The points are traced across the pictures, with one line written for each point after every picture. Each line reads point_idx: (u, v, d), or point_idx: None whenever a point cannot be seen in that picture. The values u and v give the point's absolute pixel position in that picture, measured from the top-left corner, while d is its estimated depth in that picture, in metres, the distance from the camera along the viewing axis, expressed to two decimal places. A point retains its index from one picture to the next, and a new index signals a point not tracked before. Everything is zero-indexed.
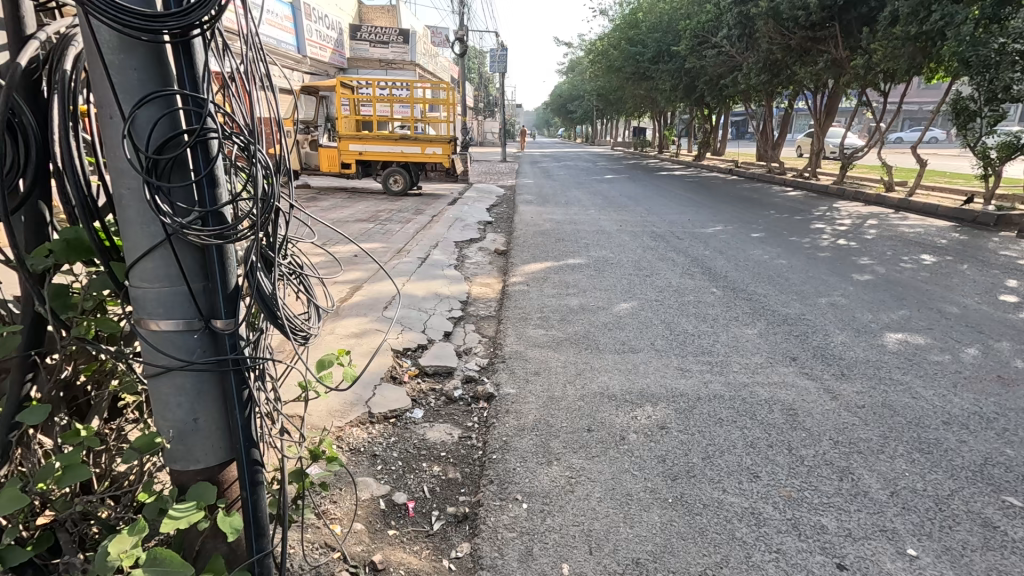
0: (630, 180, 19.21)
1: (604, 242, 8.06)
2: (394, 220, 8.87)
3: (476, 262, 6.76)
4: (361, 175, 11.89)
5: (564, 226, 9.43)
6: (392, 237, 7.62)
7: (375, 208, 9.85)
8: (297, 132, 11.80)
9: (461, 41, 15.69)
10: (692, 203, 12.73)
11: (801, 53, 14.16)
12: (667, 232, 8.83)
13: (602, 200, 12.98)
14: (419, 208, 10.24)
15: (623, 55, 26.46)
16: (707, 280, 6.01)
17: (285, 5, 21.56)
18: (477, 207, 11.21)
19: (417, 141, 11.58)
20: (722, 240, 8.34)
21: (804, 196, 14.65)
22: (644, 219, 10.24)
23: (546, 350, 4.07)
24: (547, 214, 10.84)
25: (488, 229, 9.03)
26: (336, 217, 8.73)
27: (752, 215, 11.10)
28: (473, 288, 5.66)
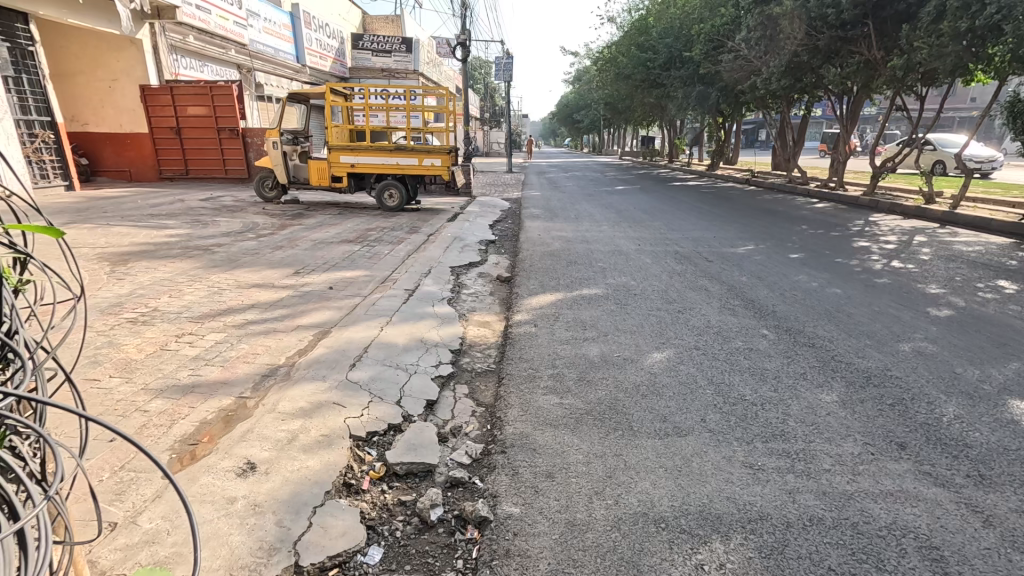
0: (643, 191, 18.22)
1: (624, 266, 7.04)
2: (385, 241, 7.90)
3: (474, 293, 5.76)
4: (353, 189, 10.92)
5: (576, 245, 8.43)
6: (380, 261, 6.64)
7: (366, 226, 8.91)
8: (284, 143, 10.91)
9: (462, 45, 14.54)
10: (715, 217, 11.68)
11: (829, 55, 13.16)
12: (693, 253, 7.80)
13: (615, 214, 11.98)
14: (414, 226, 9.29)
15: (632, 62, 25.61)
16: (752, 317, 4.97)
17: (283, 12, 20.87)
18: (479, 224, 10.24)
19: (414, 153, 10.57)
20: (759, 263, 7.29)
21: (833, 208, 13.55)
22: (666, 236, 9.22)
23: (562, 430, 3.02)
24: (557, 231, 9.85)
25: (490, 250, 8.04)
26: (321, 238, 7.81)
27: (784, 231, 10.05)
28: (467, 330, 4.62)
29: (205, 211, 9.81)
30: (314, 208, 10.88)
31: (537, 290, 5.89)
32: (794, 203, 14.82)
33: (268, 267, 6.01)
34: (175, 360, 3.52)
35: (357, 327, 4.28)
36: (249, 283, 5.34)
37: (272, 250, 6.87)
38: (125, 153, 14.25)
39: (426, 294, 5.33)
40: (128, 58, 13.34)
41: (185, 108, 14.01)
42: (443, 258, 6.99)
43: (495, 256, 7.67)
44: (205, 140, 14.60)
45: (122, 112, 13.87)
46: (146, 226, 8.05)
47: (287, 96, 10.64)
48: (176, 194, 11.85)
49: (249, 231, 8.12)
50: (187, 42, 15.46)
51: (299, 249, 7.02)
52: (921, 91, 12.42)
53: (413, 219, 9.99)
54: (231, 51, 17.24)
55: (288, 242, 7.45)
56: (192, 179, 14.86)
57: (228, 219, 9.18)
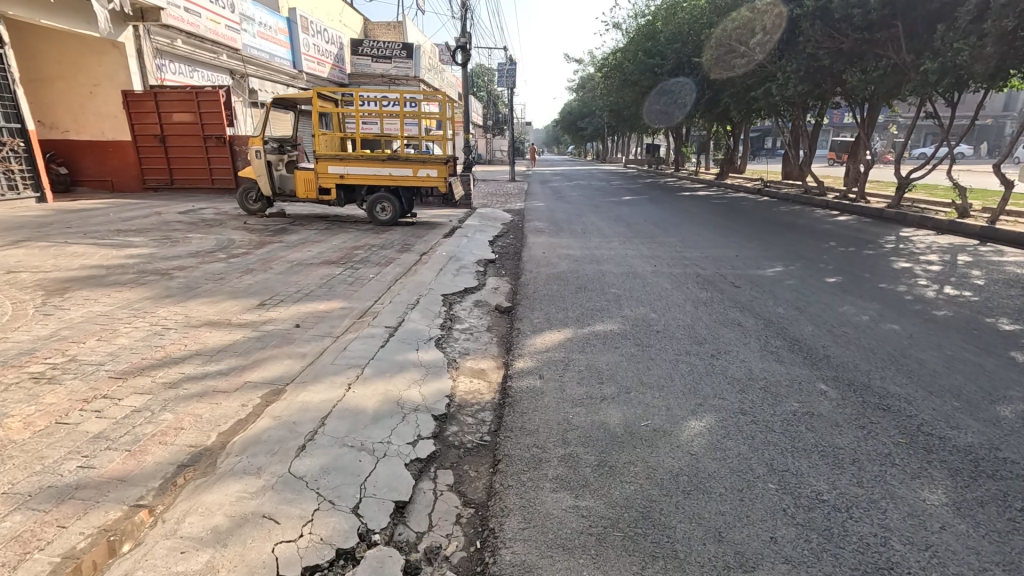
0: (652, 202, 17.40)
1: (641, 292, 6.19)
2: (372, 262, 7.08)
3: (470, 330, 4.92)
4: (342, 202, 10.10)
5: (585, 266, 7.60)
6: (362, 289, 5.80)
7: (353, 244, 8.10)
8: (269, 152, 10.14)
9: (462, 49, 13.80)
10: (733, 233, 10.83)
11: (852, 59, 12.35)
12: (717, 277, 6.96)
13: (625, 229, 11.16)
14: (407, 243, 8.47)
15: (639, 68, 24.91)
16: (803, 365, 4.11)
17: (279, 16, 20.27)
18: (479, 240, 9.42)
19: (408, 163, 9.78)
20: (794, 289, 6.42)
21: (858, 221, 12.69)
22: (683, 255, 8.37)
23: (579, 559, 2.16)
24: (564, 248, 9.01)
25: (489, 272, 7.21)
26: (300, 259, 6.99)
27: (811, 249, 9.19)
28: (457, 384, 3.77)
29: (181, 226, 9.04)
30: (301, 221, 10.09)
31: (542, 326, 5.04)
32: (814, 216, 13.95)
33: (230, 297, 5.18)
34: (67, 441, 2.68)
35: (318, 386, 3.42)
36: (200, 320, 4.50)
37: (241, 274, 6.05)
38: (108, 161, 13.54)
39: (411, 334, 4.49)
40: (110, 63, 12.68)
41: (169, 115, 13.30)
42: (436, 284, 6.15)
43: (495, 279, 6.83)
44: (191, 148, 13.88)
45: (104, 119, 13.16)
46: (108, 244, 7.27)
47: (271, 102, 9.89)
48: (155, 206, 11.09)
49: (223, 250, 7.32)
50: (175, 46, 14.80)
51: (273, 273, 6.20)
52: (952, 98, 11.61)
53: (406, 235, 9.19)
54: (222, 56, 16.60)
55: (262, 264, 6.63)
56: (178, 189, 14.12)
57: (202, 234, 8.39)
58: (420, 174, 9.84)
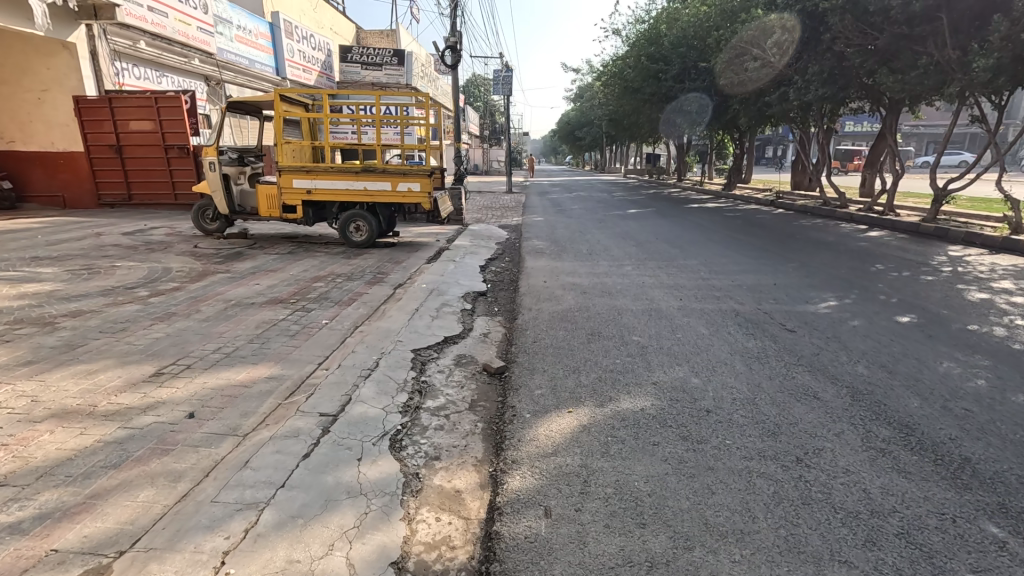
0: (658, 215, 16.08)
1: (671, 342, 4.81)
2: (332, 298, 5.68)
3: (445, 412, 3.51)
4: (311, 221, 8.71)
5: (597, 300, 6.22)
6: (309, 341, 4.40)
7: (315, 274, 6.71)
8: (225, 164, 8.77)
9: (452, 49, 12.51)
10: (761, 253, 9.50)
11: (885, 58, 11.12)
12: (761, 317, 5.60)
13: (637, 249, 9.82)
14: (382, 270, 7.10)
15: (641, 75, 23.76)
16: (945, 484, 2.71)
17: (260, 20, 19.06)
18: (469, 265, 8.05)
19: (384, 175, 8.41)
20: (865, 334, 5.06)
21: (894, 238, 11.39)
22: (712, 285, 7.01)
23: None
24: (570, 274, 7.65)
25: (478, 311, 5.83)
26: (241, 296, 5.58)
27: (858, 274, 7.86)
28: (413, 532, 2.36)
29: (115, 251, 7.63)
30: (263, 243, 8.70)
31: (547, 401, 3.65)
32: (841, 231, 12.65)
33: (117, 362, 3.77)
34: None
35: (170, 560, 2.01)
36: (47, 408, 3.08)
37: (152, 321, 4.64)
38: (58, 175, 12.19)
39: (357, 429, 3.07)
40: (60, 65, 11.37)
41: (127, 122, 11.97)
42: (407, 331, 4.74)
43: (484, 321, 5.45)
44: (152, 159, 12.51)
45: (53, 128, 11.83)
46: (6, 278, 5.87)
47: (227, 106, 8.56)
48: (100, 225, 9.70)
49: (150, 283, 5.92)
50: (138, 48, 13.48)
51: (196, 319, 4.79)
52: (998, 100, 10.39)
53: (384, 259, 7.82)
54: (194, 60, 15.36)
55: (188, 304, 5.22)
56: (138, 204, 12.74)
57: (135, 262, 7.01)
58: (399, 189, 8.46)
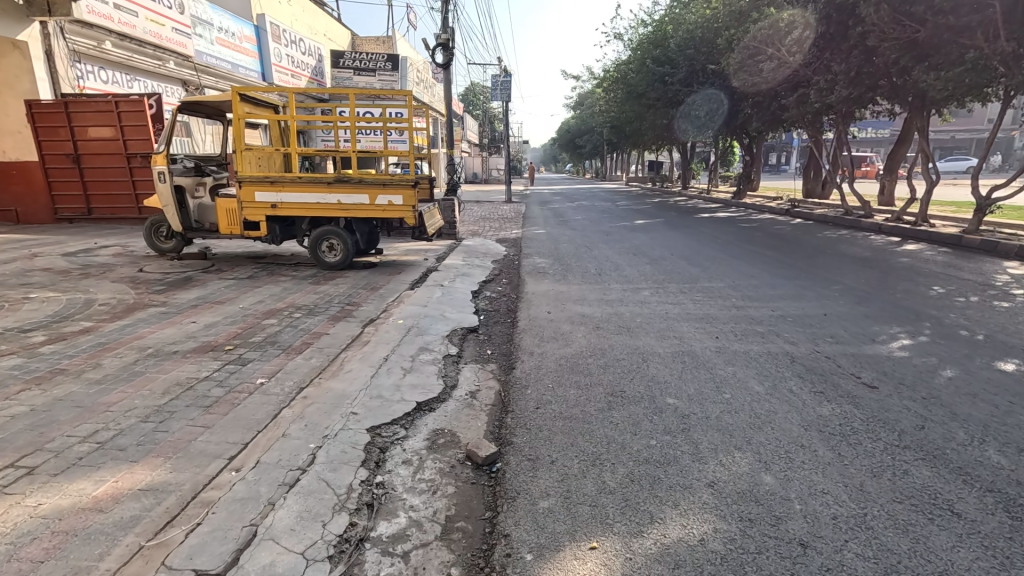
0: (669, 227, 14.92)
1: (720, 409, 3.60)
2: (281, 343, 4.49)
3: (404, 547, 2.31)
4: (277, 239, 7.54)
5: (614, 340, 5.03)
6: (229, 415, 3.20)
7: (271, 307, 5.54)
8: (178, 173, 7.62)
9: (444, 47, 11.40)
10: (795, 271, 8.33)
11: (924, 52, 10.05)
12: (824, 364, 4.42)
13: (652, 268, 8.67)
14: (353, 301, 5.93)
15: (646, 78, 22.72)
16: None
17: (244, 23, 18.08)
18: (460, 290, 6.88)
19: (361, 186, 7.21)
20: (972, 391, 3.86)
21: (937, 252, 10.22)
22: (749, 317, 5.83)
23: None
24: (578, 301, 6.48)
25: (466, 357, 4.64)
26: (164, 341, 4.40)
27: (918, 297, 6.68)
28: None
29: (42, 277, 6.47)
30: (222, 265, 7.55)
31: (558, 525, 2.44)
32: (874, 244, 11.49)
33: None
34: None
35: None
36: None
37: (25, 385, 3.46)
38: (11, 186, 11.10)
39: None
40: (12, 67, 10.28)
41: (85, 130, 10.93)
42: (367, 397, 3.55)
43: (472, 375, 4.26)
44: (113, 170, 11.38)
45: (5, 135, 10.80)
46: None
47: (179, 107, 7.45)
48: (43, 244, 8.55)
49: (56, 323, 4.75)
50: (104, 49, 12.48)
51: (87, 380, 3.60)
52: None
53: (359, 286, 6.65)
54: (170, 63, 14.39)
55: (88, 355, 4.04)
56: (99, 219, 11.60)
57: (58, 292, 5.85)
58: (379, 203, 7.28)
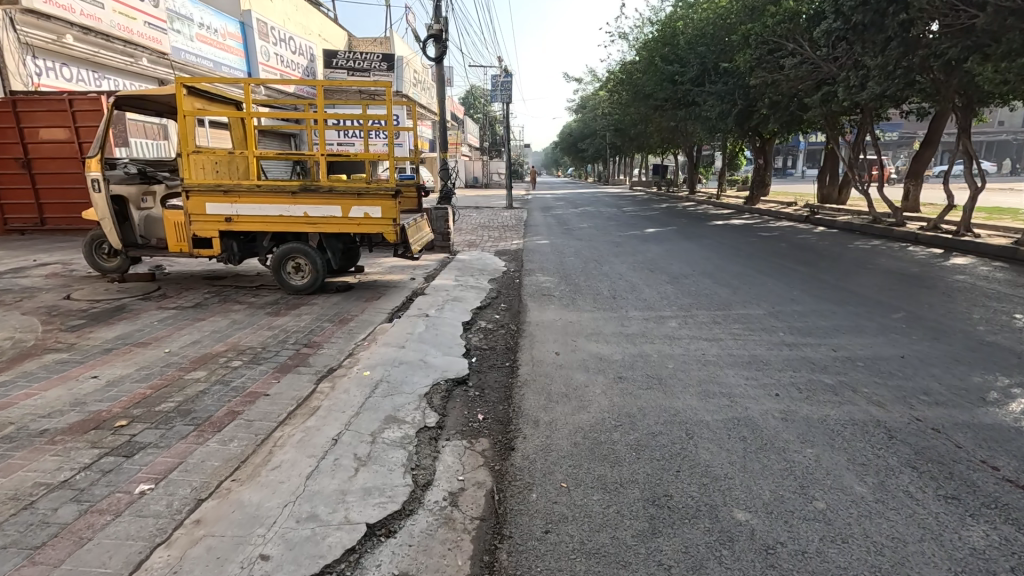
0: (683, 236, 13.77)
1: (819, 536, 2.42)
2: (197, 411, 3.33)
3: None
4: (235, 259, 6.39)
5: (644, 400, 3.86)
6: (60, 569, 2.04)
7: (206, 351, 4.37)
8: (118, 182, 6.49)
9: (437, 38, 10.28)
10: (841, 294, 7.15)
11: (979, 42, 8.94)
12: (936, 443, 3.23)
13: (673, 289, 7.51)
14: (314, 340, 4.76)
15: (654, 78, 21.65)
16: None
17: (228, 18, 17.02)
18: (448, 320, 5.70)
19: (332, 197, 6.06)
20: None
21: (994, 267, 9.03)
22: (809, 361, 4.65)
23: None
24: (593, 337, 5.32)
25: (448, 429, 3.46)
26: (37, 412, 3.25)
27: (1005, 330, 5.49)
28: None
29: None
30: (169, 289, 6.39)
31: None
32: (917, 257, 10.30)
33: None
34: None
35: None
36: None
37: None
38: None
39: None
40: None
41: (37, 132, 9.97)
42: (293, 519, 2.38)
43: (454, 462, 3.08)
44: (69, 175, 10.24)
45: None
46: None
47: (117, 102, 6.29)
48: None
49: None
50: (65, 44, 11.35)
51: None
52: None
53: (326, 317, 5.50)
54: (143, 60, 13.29)
55: None
56: (54, 230, 10.48)
57: None
58: (353, 217, 6.12)
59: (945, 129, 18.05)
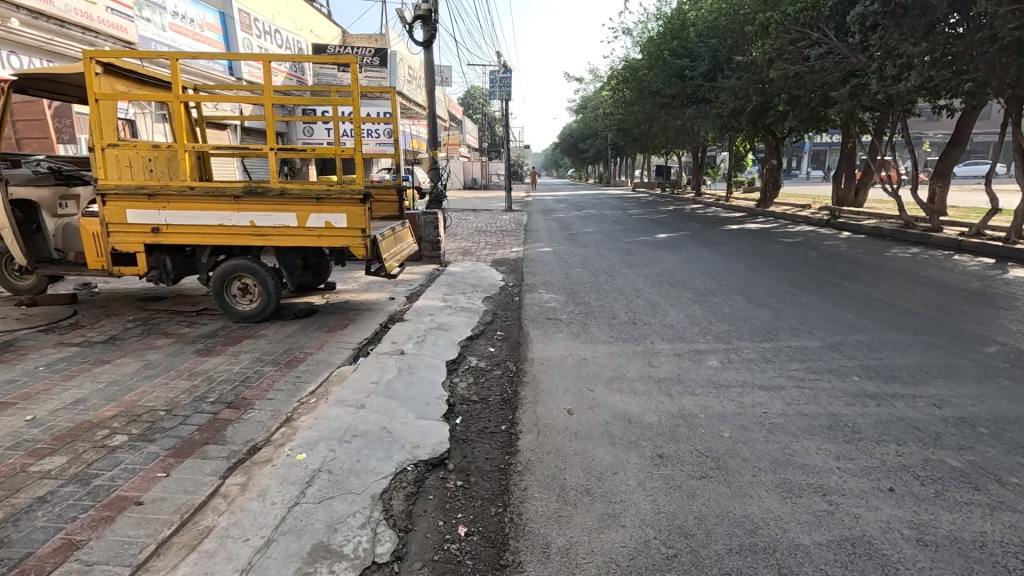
0: (698, 242, 12.60)
1: None
2: (9, 548, 2.12)
3: None
4: (169, 279, 5.19)
5: (703, 503, 2.64)
6: None
7: (85, 418, 3.15)
8: (22, 183, 5.26)
9: (425, 19, 9.08)
10: (905, 317, 5.94)
11: None
12: None
13: (703, 312, 6.30)
14: (243, 397, 3.54)
15: (662, 74, 20.51)
16: None
17: (207, 8, 15.81)
18: (428, 359, 4.47)
19: (284, 203, 4.85)
20: None
21: None
22: (914, 426, 3.42)
23: None
24: (615, 385, 4.10)
25: (410, 565, 2.24)
26: None
27: None
28: None
29: None
30: (86, 316, 5.16)
31: None
32: (969, 268, 9.09)
33: None
34: None
35: None
36: None
37: None
38: None
39: None
40: None
41: None
42: None
43: None
44: None
45: None
46: None
47: (16, 83, 5.07)
48: None
49: None
50: (12, 29, 9.87)
51: None
52: None
53: (272, 357, 4.27)
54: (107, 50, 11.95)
55: None
56: None
57: None
58: (312, 228, 4.91)
59: (974, 129, 16.83)
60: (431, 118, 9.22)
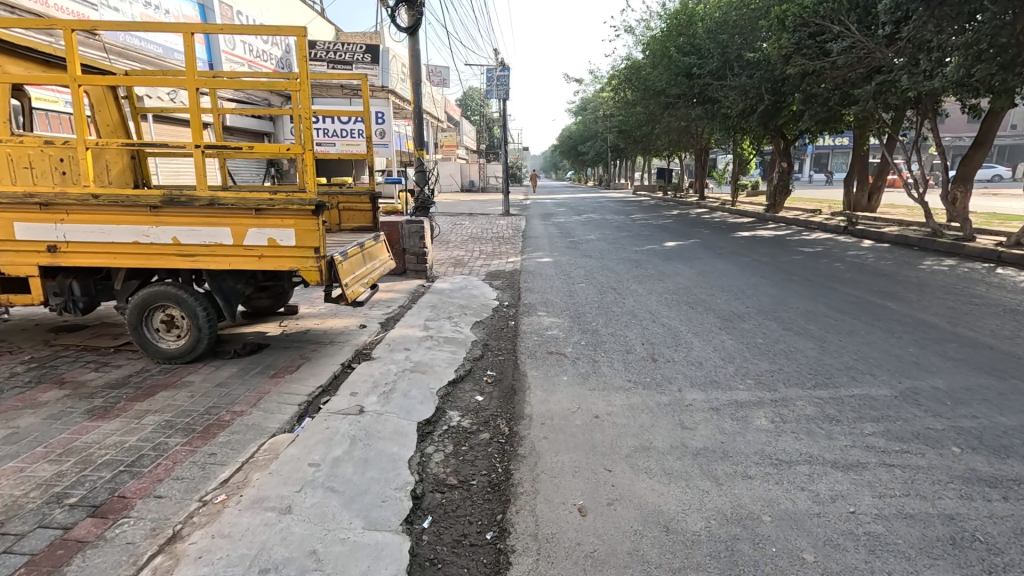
0: (710, 251, 11.62)
1: None
2: None
3: None
4: (76, 309, 4.16)
5: None
6: None
7: None
8: None
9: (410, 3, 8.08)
10: (979, 352, 4.94)
11: None
12: None
13: (735, 343, 5.28)
14: (120, 496, 2.50)
15: (668, 73, 19.53)
16: None
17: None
18: (394, 419, 3.44)
19: (216, 215, 3.82)
20: None
21: None
22: None
23: None
24: (642, 465, 3.06)
25: None
26: None
27: None
28: None
29: None
30: None
31: None
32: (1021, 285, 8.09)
33: None
34: None
35: None
36: None
37: None
38: None
39: None
40: None
41: None
42: None
43: None
44: None
45: None
46: None
47: None
48: None
49: None
50: None
51: None
52: None
53: (186, 420, 3.24)
54: None
55: None
56: None
57: None
58: (250, 247, 3.88)
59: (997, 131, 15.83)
60: (417, 114, 8.19)
